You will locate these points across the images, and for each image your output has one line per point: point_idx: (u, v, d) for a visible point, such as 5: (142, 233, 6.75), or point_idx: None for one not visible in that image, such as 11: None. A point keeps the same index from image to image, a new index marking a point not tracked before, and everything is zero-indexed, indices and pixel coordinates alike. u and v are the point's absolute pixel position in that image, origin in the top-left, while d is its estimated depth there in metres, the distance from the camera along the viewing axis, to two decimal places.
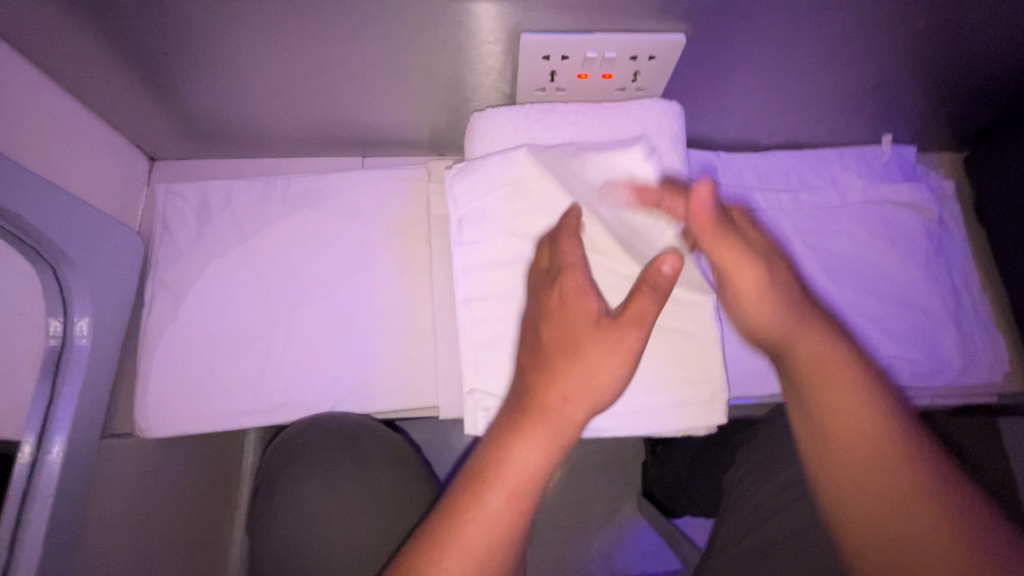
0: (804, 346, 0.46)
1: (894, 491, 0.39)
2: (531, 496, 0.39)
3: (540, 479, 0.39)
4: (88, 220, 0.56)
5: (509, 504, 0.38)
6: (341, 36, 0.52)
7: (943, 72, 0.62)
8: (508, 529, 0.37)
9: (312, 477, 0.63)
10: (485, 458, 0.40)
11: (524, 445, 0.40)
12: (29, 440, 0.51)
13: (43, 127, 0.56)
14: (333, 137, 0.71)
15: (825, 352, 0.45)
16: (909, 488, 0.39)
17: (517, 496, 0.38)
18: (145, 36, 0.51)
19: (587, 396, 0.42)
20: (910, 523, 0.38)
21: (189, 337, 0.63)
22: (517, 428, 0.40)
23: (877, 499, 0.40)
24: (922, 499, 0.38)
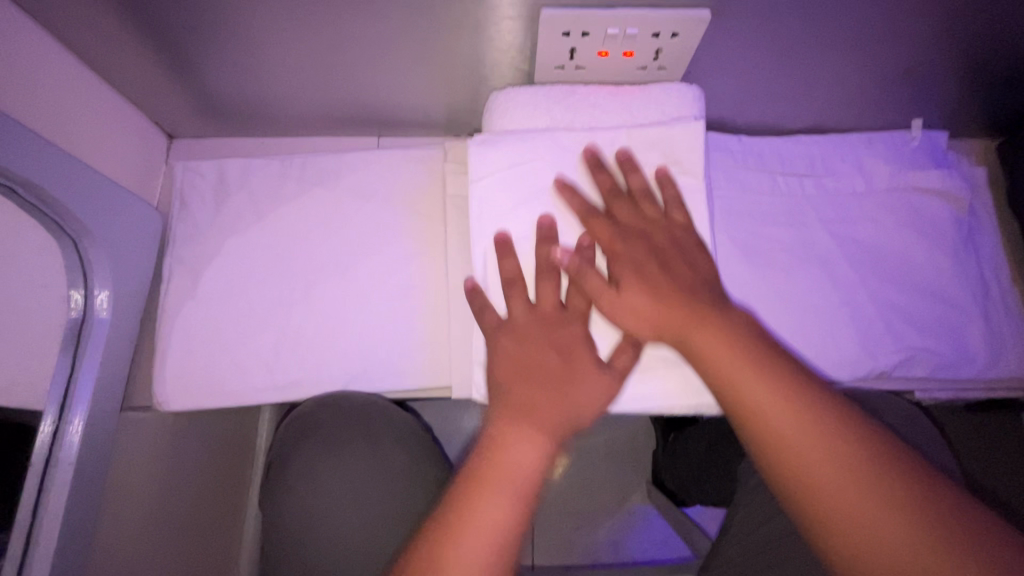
0: (724, 357, 0.46)
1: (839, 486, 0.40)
2: (528, 491, 0.46)
3: (538, 475, 0.47)
4: (108, 195, 0.57)
5: (509, 500, 0.45)
6: (359, 12, 0.51)
7: (978, 54, 0.59)
8: (508, 523, 0.44)
9: (325, 456, 0.63)
10: (484, 457, 0.47)
11: (518, 444, 0.47)
12: (51, 409, 0.52)
13: (66, 103, 0.57)
14: (350, 116, 0.70)
15: (733, 358, 0.45)
16: (875, 497, 0.39)
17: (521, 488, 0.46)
18: (163, 12, 0.51)
19: (587, 404, 0.50)
20: (859, 510, 0.39)
21: (205, 313, 0.63)
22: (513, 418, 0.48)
23: (820, 501, 0.40)
24: (874, 491, 0.39)
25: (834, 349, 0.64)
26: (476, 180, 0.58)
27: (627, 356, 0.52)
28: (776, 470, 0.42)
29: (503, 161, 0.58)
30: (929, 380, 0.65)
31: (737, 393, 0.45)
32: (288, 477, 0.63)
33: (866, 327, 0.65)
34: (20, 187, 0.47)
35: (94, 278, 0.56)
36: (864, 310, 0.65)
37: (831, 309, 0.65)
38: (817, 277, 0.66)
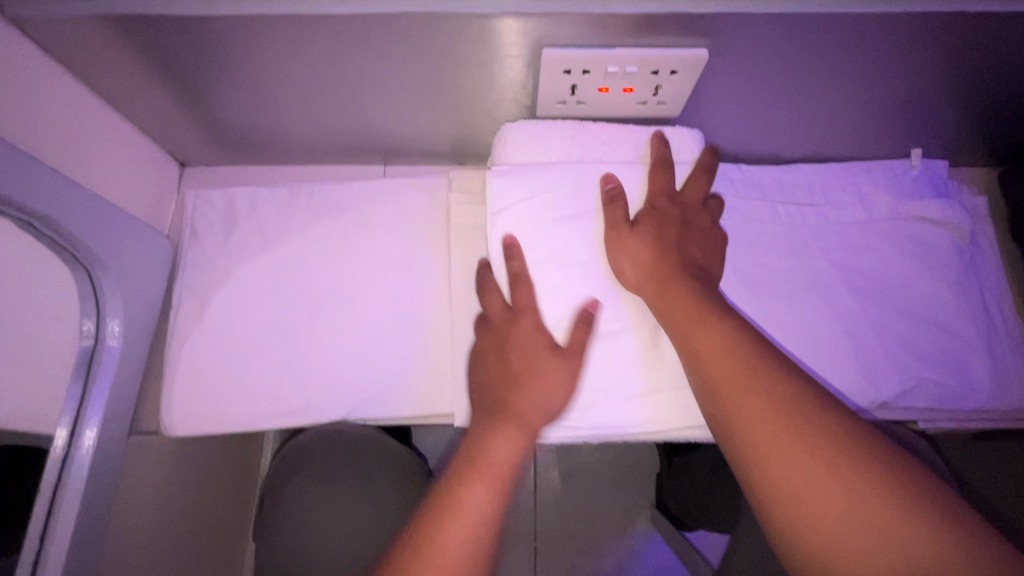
0: (720, 356, 0.48)
1: (812, 473, 0.40)
2: (506, 480, 0.50)
3: (514, 466, 0.51)
4: (121, 224, 0.58)
5: (491, 492, 0.49)
6: (366, 50, 0.53)
7: (974, 87, 0.60)
8: (488, 514, 0.48)
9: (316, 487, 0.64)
10: (468, 458, 0.51)
11: (500, 441, 0.51)
12: (61, 435, 0.53)
13: (83, 136, 0.59)
14: (357, 145, 0.72)
15: (708, 342, 0.49)
16: (846, 492, 0.39)
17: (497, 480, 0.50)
18: (178, 50, 0.53)
19: (539, 411, 0.53)
20: (823, 504, 0.39)
21: (212, 340, 0.65)
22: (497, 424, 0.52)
23: (790, 485, 0.41)
24: (842, 486, 0.39)
25: (836, 380, 0.64)
26: (495, 212, 0.59)
27: (581, 329, 0.55)
28: (749, 450, 0.44)
29: (518, 192, 0.59)
30: (932, 409, 0.65)
31: (719, 384, 0.47)
32: (282, 504, 0.65)
33: (869, 357, 0.65)
34: (38, 219, 0.49)
35: (107, 307, 0.57)
36: (866, 340, 0.65)
37: (833, 339, 0.65)
38: (819, 307, 0.67)
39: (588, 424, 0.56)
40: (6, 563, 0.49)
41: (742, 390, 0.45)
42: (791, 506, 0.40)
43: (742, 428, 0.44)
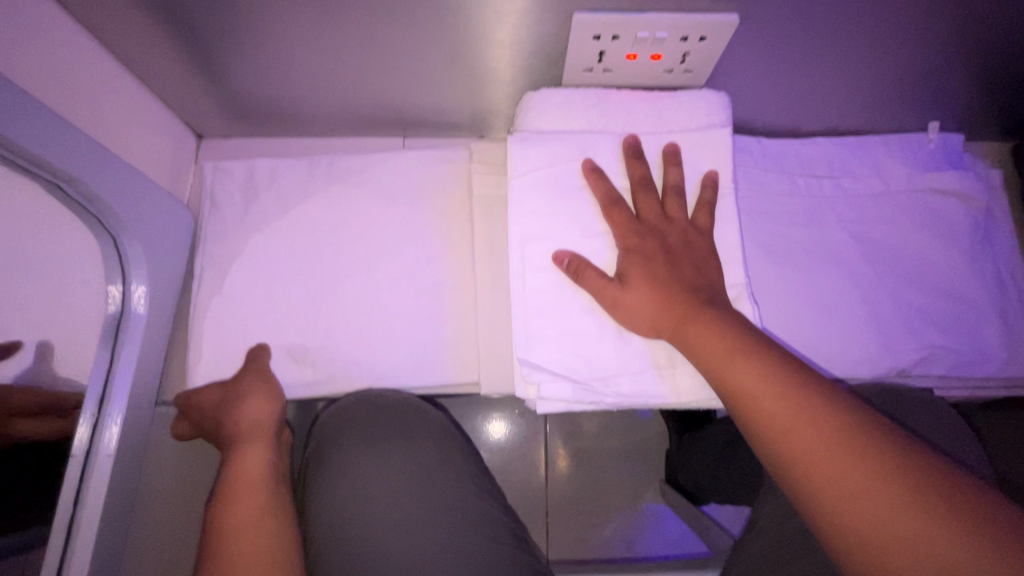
0: (765, 393, 0.45)
1: (881, 501, 0.38)
2: (261, 481, 0.54)
3: (268, 472, 0.55)
4: (146, 194, 0.58)
5: (254, 496, 0.52)
6: (395, 15, 0.52)
7: (996, 58, 0.60)
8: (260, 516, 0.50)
9: (364, 450, 0.59)
10: (227, 486, 0.53)
11: (247, 457, 0.56)
12: (91, 402, 0.53)
13: (104, 104, 0.58)
14: (376, 117, 0.71)
15: (720, 351, 0.48)
16: (892, 492, 0.38)
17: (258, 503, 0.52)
18: (204, 14, 0.52)
19: (263, 417, 0.59)
20: (873, 505, 0.38)
21: (236, 310, 0.64)
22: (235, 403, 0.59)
23: (870, 518, 0.38)
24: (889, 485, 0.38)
25: (853, 347, 0.65)
26: (516, 178, 0.59)
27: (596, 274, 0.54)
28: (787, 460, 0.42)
29: (540, 158, 0.59)
30: (947, 377, 0.66)
31: (773, 424, 0.44)
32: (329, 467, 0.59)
33: (887, 326, 0.66)
34: (67, 184, 0.48)
35: (132, 273, 0.57)
36: (884, 309, 0.67)
37: (851, 308, 0.66)
38: (836, 275, 0.67)
39: (605, 390, 0.56)
40: (38, 526, 0.49)
41: (793, 429, 0.43)
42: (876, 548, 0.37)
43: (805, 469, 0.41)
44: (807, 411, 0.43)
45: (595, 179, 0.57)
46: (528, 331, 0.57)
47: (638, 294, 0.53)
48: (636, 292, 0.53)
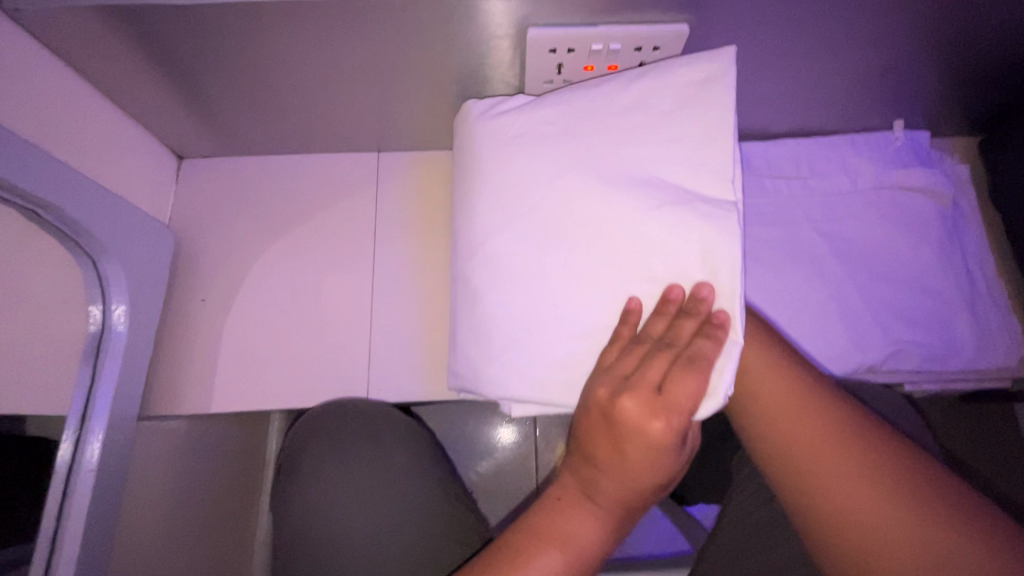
0: (770, 381, 0.46)
1: (848, 485, 0.40)
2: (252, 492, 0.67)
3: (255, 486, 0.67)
4: (124, 215, 0.60)
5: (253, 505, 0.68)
6: (357, 35, 0.54)
7: (951, 56, 0.61)
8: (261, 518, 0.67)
9: (332, 457, 0.63)
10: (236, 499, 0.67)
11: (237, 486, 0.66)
12: (73, 419, 0.55)
13: (86, 130, 0.59)
14: (350, 134, 0.72)
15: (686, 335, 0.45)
16: (877, 489, 0.39)
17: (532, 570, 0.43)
18: (174, 39, 0.54)
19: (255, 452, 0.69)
20: (860, 499, 0.39)
21: (239, 327, 0.71)
22: (615, 418, 0.43)
23: (836, 494, 0.40)
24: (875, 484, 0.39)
25: (821, 343, 0.66)
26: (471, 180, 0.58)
27: None
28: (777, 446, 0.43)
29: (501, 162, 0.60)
30: (919, 371, 0.67)
31: (767, 411, 0.44)
32: (302, 471, 0.63)
33: (856, 322, 0.67)
34: (42, 208, 0.50)
35: (112, 294, 0.59)
36: (853, 305, 0.67)
37: (820, 305, 0.67)
38: (804, 274, 0.69)
39: None
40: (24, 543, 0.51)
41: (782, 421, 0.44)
42: (839, 518, 0.39)
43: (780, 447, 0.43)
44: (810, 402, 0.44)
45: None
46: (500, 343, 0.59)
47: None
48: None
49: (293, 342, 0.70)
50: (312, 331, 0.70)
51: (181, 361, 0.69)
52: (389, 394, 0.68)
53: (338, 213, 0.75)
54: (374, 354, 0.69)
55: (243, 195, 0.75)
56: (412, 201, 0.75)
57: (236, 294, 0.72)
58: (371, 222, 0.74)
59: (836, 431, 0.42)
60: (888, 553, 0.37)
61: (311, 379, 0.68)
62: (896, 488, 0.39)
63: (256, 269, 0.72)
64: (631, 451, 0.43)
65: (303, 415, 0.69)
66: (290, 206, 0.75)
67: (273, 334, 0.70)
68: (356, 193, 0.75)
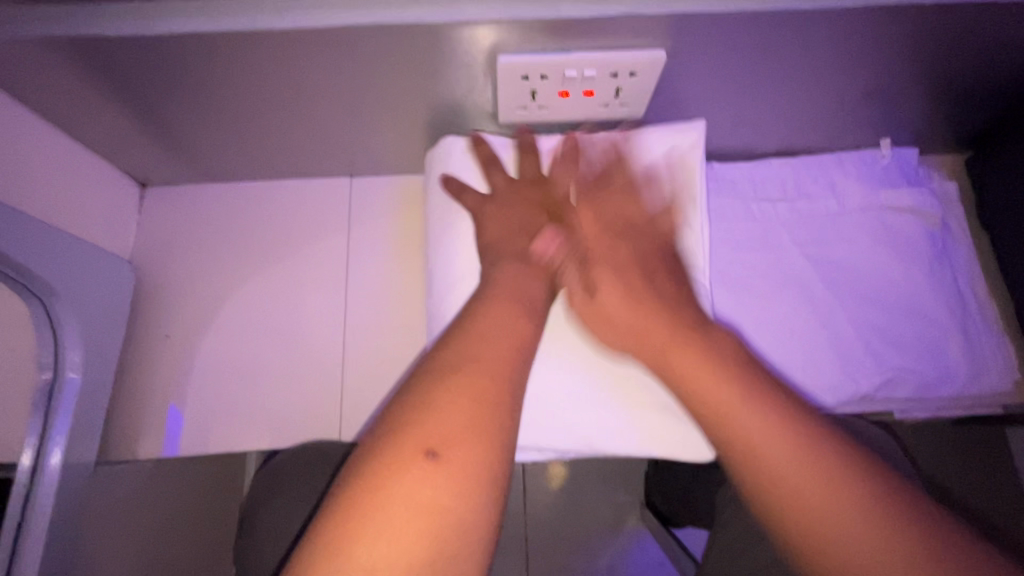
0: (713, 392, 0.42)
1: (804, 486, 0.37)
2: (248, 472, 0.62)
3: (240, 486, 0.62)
4: (79, 254, 0.57)
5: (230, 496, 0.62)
6: (319, 63, 0.51)
7: (936, 75, 0.60)
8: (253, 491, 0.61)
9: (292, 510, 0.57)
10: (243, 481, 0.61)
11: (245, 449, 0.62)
12: (22, 475, 0.52)
13: (34, 163, 0.56)
14: (322, 160, 0.69)
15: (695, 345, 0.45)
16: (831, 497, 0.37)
17: (495, 398, 0.37)
18: (124, 69, 0.51)
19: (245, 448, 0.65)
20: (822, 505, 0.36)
21: (208, 363, 0.68)
22: (489, 306, 0.43)
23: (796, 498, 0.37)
24: (828, 491, 0.37)
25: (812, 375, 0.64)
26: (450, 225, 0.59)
27: None
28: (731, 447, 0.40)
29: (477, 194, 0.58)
30: (911, 398, 0.65)
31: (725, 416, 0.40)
32: (260, 526, 0.57)
33: (848, 350, 0.65)
34: None
35: (65, 338, 0.56)
36: (843, 333, 0.65)
37: (811, 335, 0.65)
38: (793, 301, 0.66)
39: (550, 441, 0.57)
40: None
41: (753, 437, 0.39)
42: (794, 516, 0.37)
43: (746, 452, 0.39)
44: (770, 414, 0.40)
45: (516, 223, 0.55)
46: None
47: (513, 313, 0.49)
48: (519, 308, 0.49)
49: (264, 378, 0.67)
50: (286, 370, 0.67)
51: (144, 400, 0.66)
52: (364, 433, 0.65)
53: (308, 241, 0.72)
54: (349, 390, 0.67)
55: (210, 223, 0.72)
56: (386, 226, 0.72)
57: (203, 328, 0.69)
58: (343, 250, 0.71)
59: (805, 447, 0.38)
60: (846, 542, 0.35)
61: (283, 417, 0.66)
62: (855, 496, 0.36)
63: (223, 301, 0.70)
64: (494, 324, 0.42)
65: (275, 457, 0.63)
66: (259, 233, 0.72)
67: (241, 370, 0.67)
68: (327, 219, 0.72)
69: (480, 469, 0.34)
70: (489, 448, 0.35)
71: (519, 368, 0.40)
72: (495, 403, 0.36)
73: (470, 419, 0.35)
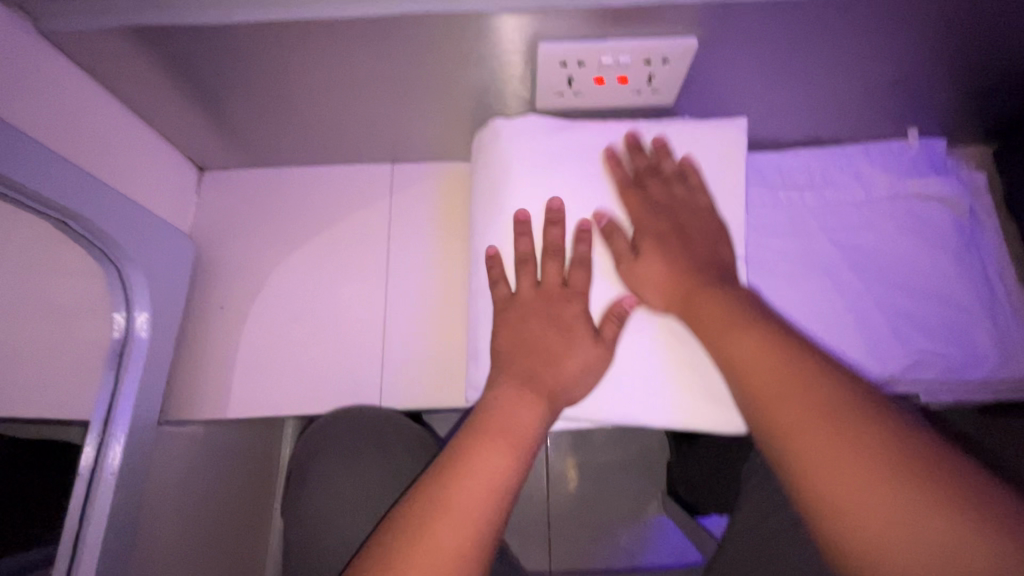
0: (760, 365, 0.44)
1: (857, 469, 0.37)
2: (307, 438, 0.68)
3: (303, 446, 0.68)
4: (148, 225, 0.62)
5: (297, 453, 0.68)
6: (373, 51, 0.55)
7: (963, 65, 0.61)
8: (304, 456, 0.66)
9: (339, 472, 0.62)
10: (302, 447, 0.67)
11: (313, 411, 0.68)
12: (95, 424, 0.57)
13: (113, 143, 0.62)
14: (366, 146, 0.74)
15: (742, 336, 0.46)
16: (880, 480, 0.36)
17: (477, 530, 0.43)
18: (194, 57, 0.56)
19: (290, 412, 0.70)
20: (863, 488, 0.36)
21: (258, 334, 0.72)
22: (475, 450, 0.48)
23: (846, 489, 0.37)
24: (873, 474, 0.36)
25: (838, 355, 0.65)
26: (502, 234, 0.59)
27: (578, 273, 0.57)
28: (778, 433, 0.41)
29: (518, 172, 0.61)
30: (938, 382, 0.66)
31: (769, 401, 0.42)
32: (309, 487, 0.62)
33: (874, 332, 0.66)
34: (73, 220, 0.52)
35: (135, 301, 0.61)
36: (869, 316, 0.67)
37: (837, 318, 0.67)
38: (819, 284, 0.68)
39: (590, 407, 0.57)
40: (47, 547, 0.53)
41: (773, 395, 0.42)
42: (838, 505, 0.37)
43: (779, 417, 0.41)
44: (817, 402, 0.40)
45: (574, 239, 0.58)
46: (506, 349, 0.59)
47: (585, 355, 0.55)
48: (585, 350, 0.55)
49: (311, 348, 0.71)
50: (330, 342, 0.71)
51: (199, 367, 0.71)
52: (402, 401, 0.69)
53: (352, 222, 0.76)
54: (389, 362, 0.70)
55: (261, 205, 0.77)
56: (427, 210, 0.76)
57: (253, 301, 0.73)
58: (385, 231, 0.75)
59: (858, 432, 0.38)
60: (891, 528, 0.35)
61: (327, 385, 0.70)
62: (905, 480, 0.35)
63: (273, 277, 0.74)
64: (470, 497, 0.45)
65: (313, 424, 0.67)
66: (305, 215, 0.76)
67: (289, 342, 0.72)
68: (369, 201, 0.77)
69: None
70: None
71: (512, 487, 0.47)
72: (472, 529, 0.43)
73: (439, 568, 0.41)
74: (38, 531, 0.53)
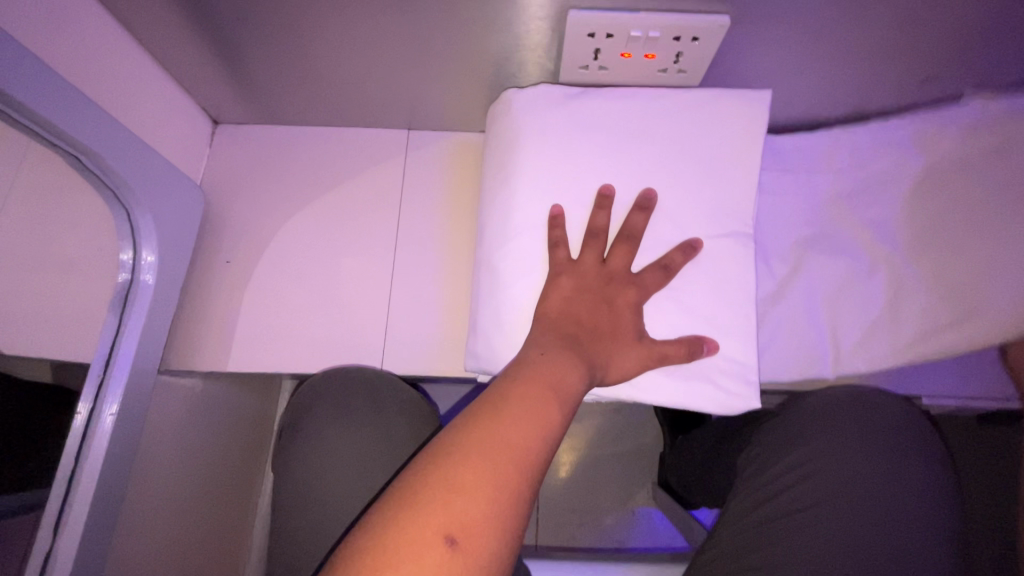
0: None
1: None
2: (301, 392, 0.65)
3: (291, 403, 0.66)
4: (160, 170, 0.61)
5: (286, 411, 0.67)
6: (400, 6, 0.54)
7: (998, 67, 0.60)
8: (292, 412, 0.65)
9: (334, 428, 0.62)
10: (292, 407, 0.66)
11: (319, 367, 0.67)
12: (98, 362, 0.57)
13: (129, 84, 0.61)
14: (384, 110, 0.73)
15: None
16: None
17: (513, 480, 0.41)
18: (219, 2, 0.55)
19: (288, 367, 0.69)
20: None
21: (262, 290, 0.72)
22: (503, 403, 0.45)
23: None
24: None
25: None
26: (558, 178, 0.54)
27: (602, 221, 0.56)
28: None
29: (532, 130, 0.60)
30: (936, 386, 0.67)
31: None
32: (300, 440, 0.62)
33: None
34: (86, 156, 0.52)
35: (143, 243, 0.61)
36: None
37: None
38: None
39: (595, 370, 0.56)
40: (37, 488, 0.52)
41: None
42: None
43: None
44: None
45: (633, 210, 0.56)
46: (504, 306, 0.58)
47: (629, 356, 0.53)
48: (630, 350, 0.54)
49: (315, 309, 0.71)
50: (335, 305, 0.71)
51: (202, 318, 0.71)
52: (403, 366, 0.69)
53: (363, 186, 0.75)
54: (393, 326, 0.70)
55: (272, 163, 0.76)
56: (441, 179, 0.75)
57: (259, 258, 0.73)
58: (396, 197, 0.75)
59: None
60: None
61: (327, 346, 0.70)
62: None
63: (282, 235, 0.74)
64: (509, 422, 0.44)
65: (307, 380, 0.66)
66: (317, 175, 0.76)
67: (294, 300, 0.71)
68: (383, 166, 0.76)
69: (489, 538, 0.39)
70: (498, 526, 0.40)
71: (543, 439, 0.45)
72: (507, 475, 0.41)
73: (475, 498, 0.39)
74: (34, 469, 0.52)
